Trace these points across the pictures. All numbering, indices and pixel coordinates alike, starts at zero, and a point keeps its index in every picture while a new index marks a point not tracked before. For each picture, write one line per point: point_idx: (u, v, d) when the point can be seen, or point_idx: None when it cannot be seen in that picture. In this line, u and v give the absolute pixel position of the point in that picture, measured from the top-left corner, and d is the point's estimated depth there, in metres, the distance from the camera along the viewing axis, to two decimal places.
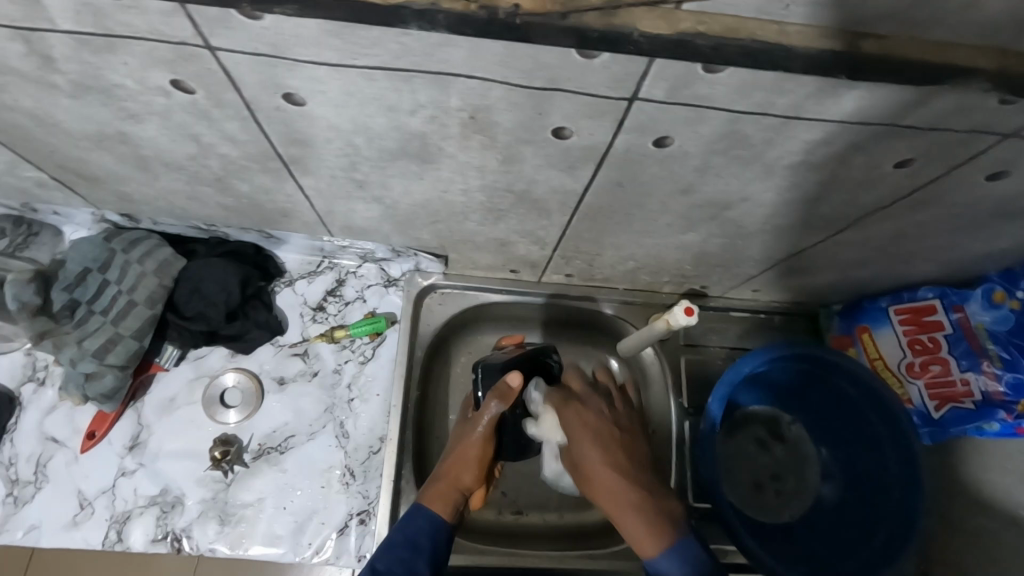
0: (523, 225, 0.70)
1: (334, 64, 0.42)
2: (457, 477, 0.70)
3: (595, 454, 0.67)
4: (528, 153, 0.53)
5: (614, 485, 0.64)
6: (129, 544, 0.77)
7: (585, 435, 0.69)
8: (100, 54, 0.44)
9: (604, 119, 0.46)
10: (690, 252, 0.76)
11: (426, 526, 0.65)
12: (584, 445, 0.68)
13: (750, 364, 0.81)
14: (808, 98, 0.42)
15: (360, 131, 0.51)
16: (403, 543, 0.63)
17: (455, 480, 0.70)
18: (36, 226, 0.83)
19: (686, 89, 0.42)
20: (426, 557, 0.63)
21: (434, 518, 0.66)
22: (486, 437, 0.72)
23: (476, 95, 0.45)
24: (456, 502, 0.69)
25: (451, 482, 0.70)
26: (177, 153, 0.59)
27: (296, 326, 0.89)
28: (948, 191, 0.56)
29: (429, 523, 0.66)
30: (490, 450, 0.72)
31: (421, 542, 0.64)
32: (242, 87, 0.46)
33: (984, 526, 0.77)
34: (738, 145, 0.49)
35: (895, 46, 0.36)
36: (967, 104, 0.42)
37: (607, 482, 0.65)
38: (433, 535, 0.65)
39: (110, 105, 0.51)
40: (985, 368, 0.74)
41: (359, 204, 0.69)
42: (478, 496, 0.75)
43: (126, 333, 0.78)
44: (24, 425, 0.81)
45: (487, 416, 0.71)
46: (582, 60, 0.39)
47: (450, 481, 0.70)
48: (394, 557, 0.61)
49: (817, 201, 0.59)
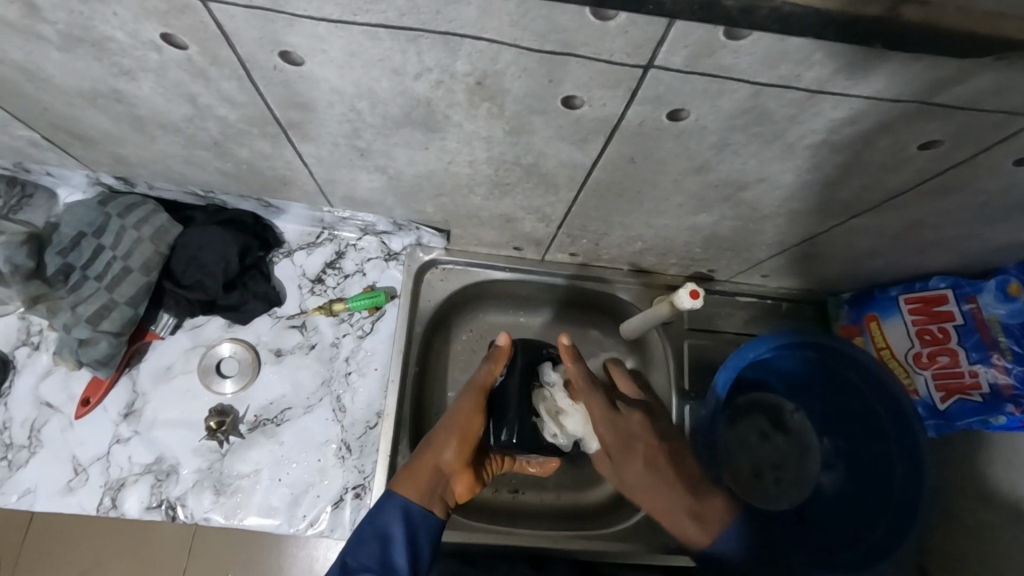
0: (530, 201, 0.68)
1: (335, 20, 0.40)
2: (436, 455, 0.71)
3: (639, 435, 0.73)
4: (538, 123, 0.51)
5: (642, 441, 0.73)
6: (122, 511, 0.76)
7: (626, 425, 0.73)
8: (88, 3, 0.42)
9: (618, 89, 0.44)
10: (700, 234, 0.74)
11: (397, 513, 0.67)
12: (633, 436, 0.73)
13: (756, 351, 0.79)
14: (838, 71, 0.40)
15: (364, 95, 0.49)
16: (372, 537, 0.65)
17: (432, 459, 0.71)
18: (30, 187, 0.81)
19: (707, 58, 0.39)
20: (400, 554, 0.64)
21: (402, 503, 0.67)
22: (472, 406, 0.73)
23: (485, 59, 0.42)
24: (427, 481, 0.69)
25: (427, 462, 0.71)
26: (173, 114, 0.57)
27: (294, 298, 0.87)
28: (974, 177, 0.54)
29: (402, 513, 0.67)
30: (476, 425, 0.73)
31: (391, 532, 0.65)
32: (238, 43, 0.44)
33: (986, 520, 0.76)
34: (760, 121, 0.47)
35: (938, 14, 0.34)
36: (1005, 82, 0.40)
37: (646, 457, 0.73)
38: (405, 522, 0.66)
39: (101, 59, 0.49)
40: (995, 361, 0.72)
41: (361, 173, 0.66)
42: (465, 483, 0.72)
43: (120, 300, 0.76)
44: (19, 389, 0.80)
45: (480, 380, 0.74)
46: (599, 22, 0.37)
47: (424, 463, 0.71)
48: (366, 555, 0.63)
49: (837, 183, 0.57)
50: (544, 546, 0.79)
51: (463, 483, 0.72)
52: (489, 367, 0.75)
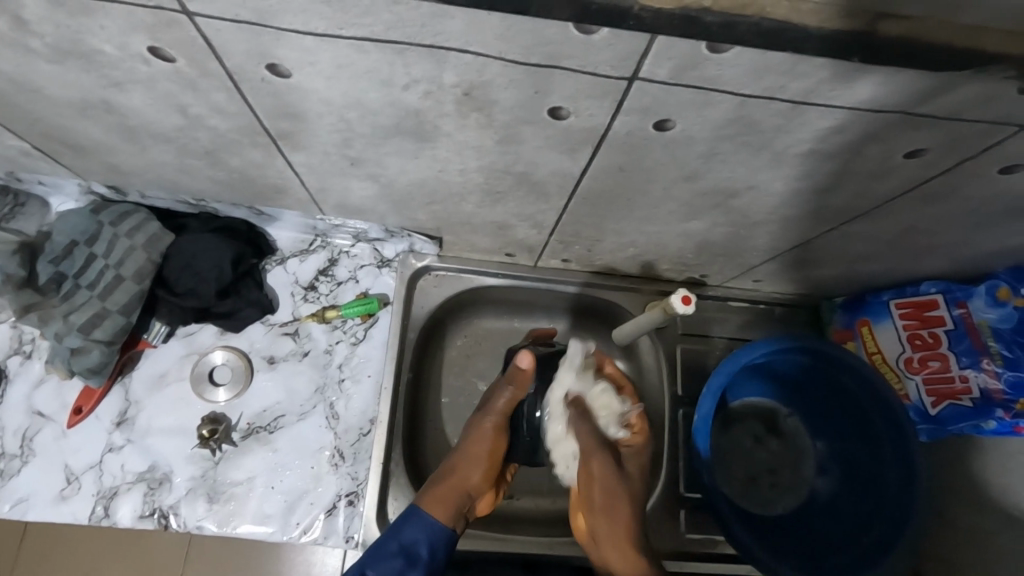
0: (521, 208, 0.69)
1: (322, 34, 0.40)
2: (465, 478, 0.73)
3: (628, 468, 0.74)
4: (527, 133, 0.51)
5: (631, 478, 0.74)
6: (116, 519, 0.76)
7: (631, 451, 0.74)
8: (76, 18, 0.42)
9: (605, 100, 0.44)
10: (692, 240, 0.74)
11: (425, 536, 0.69)
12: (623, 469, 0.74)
13: (748, 356, 0.79)
14: (821, 83, 0.40)
15: (353, 105, 0.49)
16: (397, 553, 0.68)
17: (462, 482, 0.72)
18: (22, 196, 0.81)
19: (692, 70, 0.40)
20: (422, 567, 0.68)
21: (431, 526, 0.69)
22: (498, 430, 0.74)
23: (472, 71, 0.43)
24: (458, 505, 0.72)
25: (457, 484, 0.72)
26: (163, 125, 0.57)
27: (288, 305, 0.87)
28: (961, 185, 0.54)
29: (428, 536, 0.69)
30: (502, 446, 0.74)
31: (417, 552, 0.69)
32: (227, 56, 0.44)
33: (979, 524, 0.76)
34: (747, 131, 0.47)
35: (917, 28, 0.34)
36: (987, 94, 0.40)
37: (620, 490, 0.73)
38: (431, 544, 0.69)
39: (91, 71, 0.49)
40: (986, 366, 0.73)
41: (353, 181, 0.66)
42: (487, 500, 0.77)
43: (113, 308, 0.76)
44: (11, 398, 0.80)
45: (502, 406, 0.73)
46: (582, 36, 0.37)
47: (456, 487, 0.72)
48: (388, 568, 0.67)
49: (825, 190, 0.57)
50: (534, 552, 0.80)
51: (485, 500, 0.76)
52: (511, 390, 0.72)
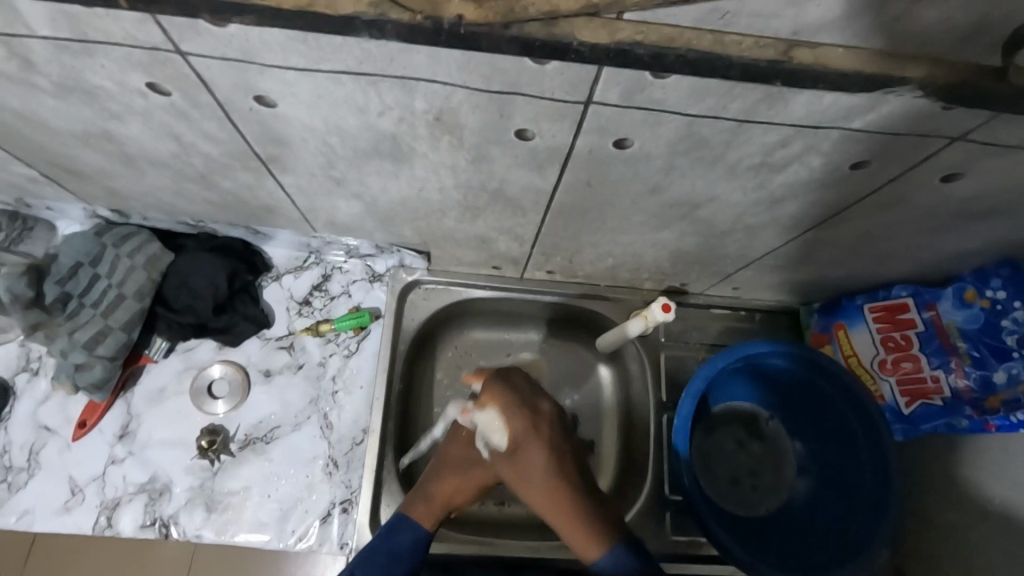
0: (500, 222, 0.72)
1: (301, 68, 0.44)
2: (447, 490, 0.75)
3: (541, 462, 0.71)
4: (497, 152, 0.55)
5: (563, 455, 0.73)
6: (118, 529, 0.79)
7: (533, 444, 0.72)
8: (79, 58, 0.46)
9: (564, 121, 0.48)
10: (666, 249, 0.77)
11: (405, 534, 0.72)
12: (527, 466, 0.72)
13: (725, 360, 0.82)
14: (757, 103, 0.44)
15: (334, 131, 0.53)
16: (383, 551, 0.71)
17: (445, 494, 0.75)
18: (31, 221, 0.86)
19: (639, 94, 0.44)
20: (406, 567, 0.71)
21: (414, 527, 0.73)
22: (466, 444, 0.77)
23: (440, 98, 0.46)
24: (438, 508, 0.75)
25: (438, 497, 0.75)
26: (160, 151, 0.61)
27: (283, 320, 0.91)
28: (907, 192, 0.57)
29: (412, 536, 0.72)
30: (477, 472, 0.76)
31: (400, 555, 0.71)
32: (215, 89, 0.48)
33: (956, 522, 0.78)
34: (699, 147, 0.51)
35: (830, 55, 0.38)
36: (912, 110, 0.43)
37: (551, 491, 0.71)
38: (416, 546, 0.72)
39: (92, 105, 0.53)
40: (955, 365, 0.75)
41: (339, 200, 0.70)
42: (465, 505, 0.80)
43: (115, 326, 0.81)
44: (18, 414, 0.84)
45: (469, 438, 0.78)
46: (536, 66, 0.41)
47: (441, 497, 0.75)
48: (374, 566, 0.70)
49: (782, 201, 0.60)
50: (524, 556, 0.81)
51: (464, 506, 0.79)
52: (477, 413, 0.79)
